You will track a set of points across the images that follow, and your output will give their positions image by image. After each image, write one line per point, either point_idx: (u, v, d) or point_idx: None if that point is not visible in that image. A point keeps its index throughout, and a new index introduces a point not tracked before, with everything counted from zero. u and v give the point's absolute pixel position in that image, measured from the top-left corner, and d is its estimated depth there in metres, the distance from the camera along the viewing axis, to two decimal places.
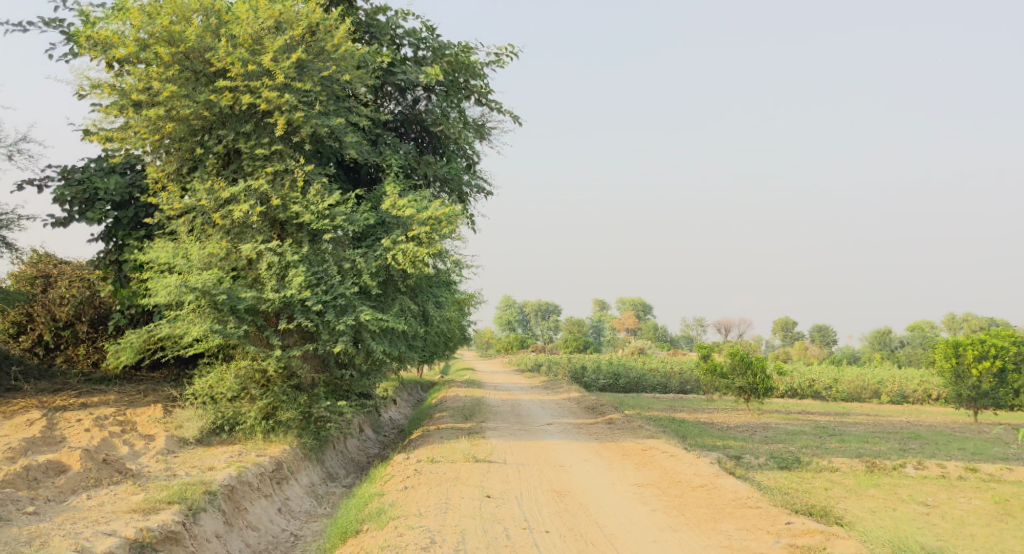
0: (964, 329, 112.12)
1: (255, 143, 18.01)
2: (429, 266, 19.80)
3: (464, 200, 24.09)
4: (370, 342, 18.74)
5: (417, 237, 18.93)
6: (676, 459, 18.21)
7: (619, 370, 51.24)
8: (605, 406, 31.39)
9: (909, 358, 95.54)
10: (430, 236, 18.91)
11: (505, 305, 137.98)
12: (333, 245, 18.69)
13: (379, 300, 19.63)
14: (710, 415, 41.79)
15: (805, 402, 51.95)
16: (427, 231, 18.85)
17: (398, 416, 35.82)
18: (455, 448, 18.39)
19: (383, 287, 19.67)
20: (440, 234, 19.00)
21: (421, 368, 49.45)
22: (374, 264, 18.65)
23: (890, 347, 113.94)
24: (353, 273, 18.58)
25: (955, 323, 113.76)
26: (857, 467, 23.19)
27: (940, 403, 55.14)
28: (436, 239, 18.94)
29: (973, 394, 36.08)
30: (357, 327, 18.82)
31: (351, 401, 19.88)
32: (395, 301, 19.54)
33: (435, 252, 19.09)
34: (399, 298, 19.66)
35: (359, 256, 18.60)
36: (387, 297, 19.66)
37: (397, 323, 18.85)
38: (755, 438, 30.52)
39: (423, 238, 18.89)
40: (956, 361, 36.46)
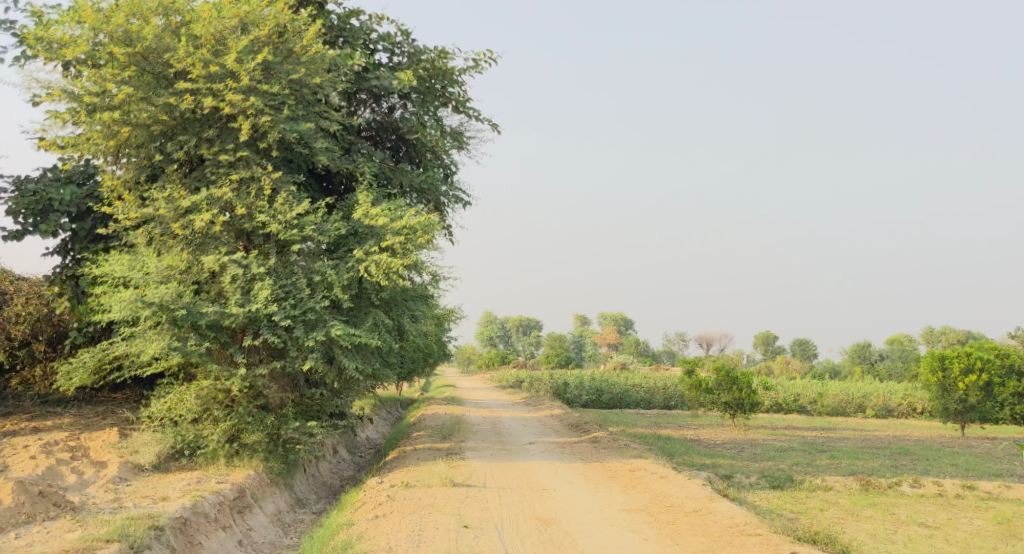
0: (943, 342, 112.12)
1: (218, 148, 16.92)
2: (404, 278, 18.84)
3: (442, 211, 23.13)
4: (341, 358, 17.75)
5: (391, 248, 18.04)
6: (666, 481, 17.23)
7: (601, 386, 50.30)
8: (589, 424, 30.40)
9: (891, 371, 95.20)
10: (405, 246, 18.04)
11: (485, 321, 136.81)
12: (302, 257, 17.72)
13: (352, 314, 18.65)
14: (695, 432, 40.88)
15: (791, 417, 51.16)
16: (401, 241, 17.96)
17: (375, 435, 34.70)
18: (432, 472, 17.35)
19: (356, 300, 18.68)
20: (415, 244, 18.11)
21: (399, 386, 48.28)
22: (345, 276, 17.71)
23: (871, 360, 113.71)
24: (324, 286, 17.60)
25: (934, 336, 113.56)
26: (851, 485, 22.30)
27: (925, 417, 54.51)
28: (412, 250, 18.04)
29: (959, 408, 35.10)
30: (328, 342, 17.84)
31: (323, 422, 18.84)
32: (368, 315, 18.55)
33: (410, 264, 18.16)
34: (373, 312, 18.66)
35: (329, 268, 17.64)
36: (360, 311, 18.68)
37: (370, 338, 17.89)
38: (743, 455, 29.64)
39: (398, 249, 18.01)
40: (942, 375, 35.58)
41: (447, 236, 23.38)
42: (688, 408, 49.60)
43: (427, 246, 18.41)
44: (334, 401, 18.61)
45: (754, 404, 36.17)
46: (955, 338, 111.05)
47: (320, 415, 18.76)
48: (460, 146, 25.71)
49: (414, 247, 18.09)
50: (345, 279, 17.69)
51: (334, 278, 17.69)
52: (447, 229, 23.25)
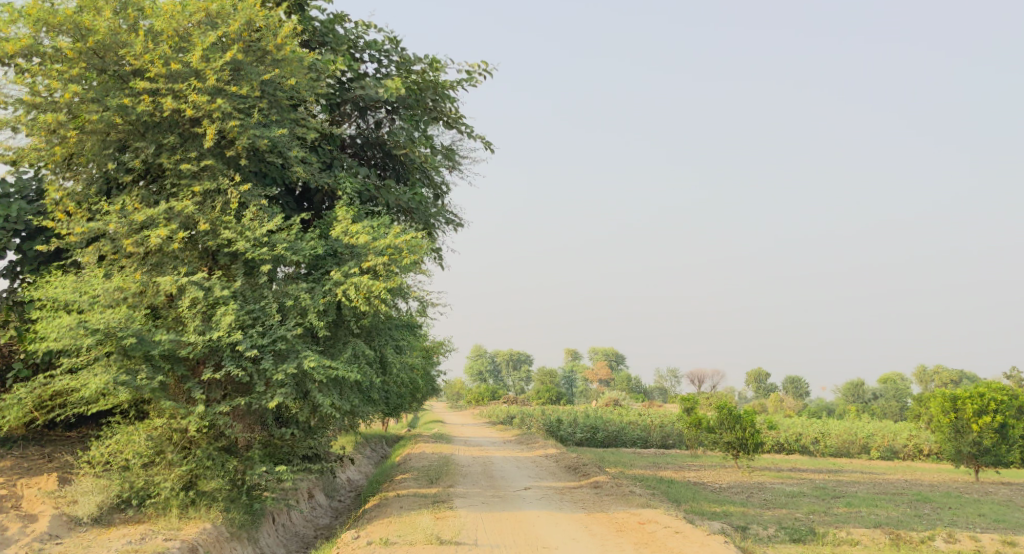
0: (936, 382, 110.19)
1: (180, 156, 14.87)
2: (387, 305, 16.97)
3: (431, 234, 21.29)
4: (315, 394, 15.86)
5: (374, 270, 16.29)
6: (682, 538, 15.13)
7: (596, 424, 48.08)
8: (588, 466, 28.28)
9: (887, 410, 93.15)
10: (388, 269, 16.26)
11: (475, 355, 134.28)
12: (272, 278, 15.80)
13: (327, 344, 16.78)
14: (697, 474, 38.73)
15: (793, 458, 49.02)
16: (384, 263, 16.19)
17: (357, 476, 32.48)
18: (418, 526, 15.21)
19: (333, 329, 16.85)
20: (401, 266, 16.34)
21: (386, 420, 46.02)
22: (322, 301, 15.87)
23: (866, 398, 111.67)
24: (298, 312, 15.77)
25: (926, 374, 111.52)
26: (879, 539, 20.31)
27: (931, 459, 52.35)
28: (397, 272, 16.29)
29: (974, 451, 33.00)
30: (300, 375, 15.96)
31: (294, 465, 16.83)
32: (346, 345, 16.69)
33: (394, 289, 16.37)
34: (352, 342, 16.79)
35: (302, 291, 15.85)
36: (336, 340, 16.81)
37: (348, 371, 16.03)
38: (753, 503, 27.56)
39: (381, 272, 16.25)
40: (954, 417, 33.42)
41: (436, 262, 21.52)
42: (688, 448, 47.43)
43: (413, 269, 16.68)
44: (307, 441, 16.65)
45: (758, 445, 33.97)
46: (952, 377, 109.18)
47: (290, 457, 16.76)
48: (452, 165, 23.84)
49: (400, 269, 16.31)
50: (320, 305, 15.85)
51: (309, 304, 15.85)
52: (437, 253, 21.39)
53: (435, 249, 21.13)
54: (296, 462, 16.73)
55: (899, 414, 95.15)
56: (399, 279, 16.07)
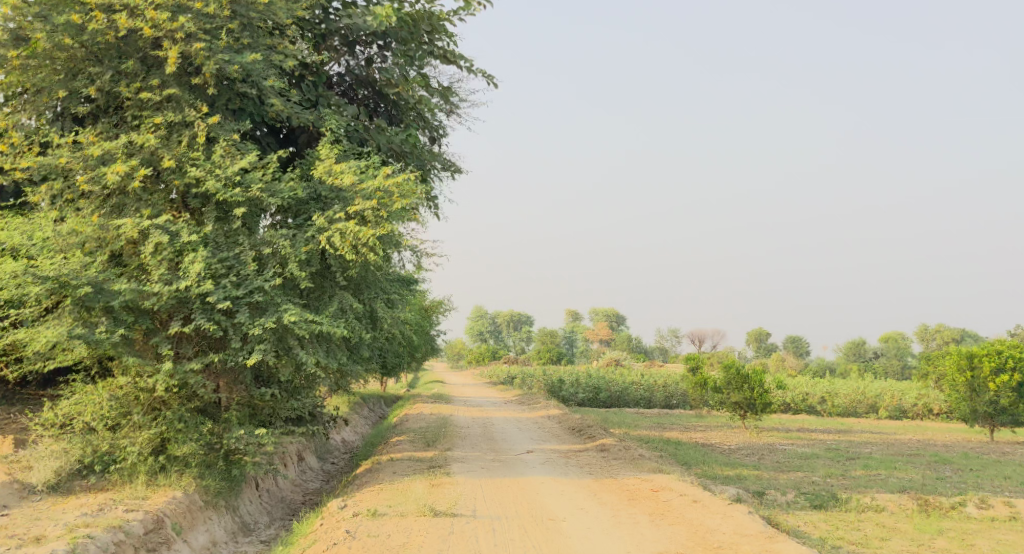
0: (938, 340, 108.95)
1: (140, 84, 13.27)
2: (378, 254, 15.47)
3: (428, 180, 19.60)
4: (298, 351, 14.46)
5: (362, 216, 14.78)
6: (701, 507, 13.74)
7: (599, 383, 46.78)
8: (592, 427, 26.95)
9: (891, 369, 92.03)
10: (378, 214, 14.75)
11: (476, 315, 133.15)
12: (248, 223, 14.30)
13: (311, 297, 15.34)
14: (704, 435, 37.46)
15: (801, 419, 47.79)
16: (373, 209, 14.68)
17: (352, 438, 31.18)
18: (410, 496, 13.81)
19: (317, 280, 15.39)
20: (392, 212, 14.83)
21: (384, 380, 44.81)
22: (304, 249, 14.41)
23: (867, 358, 110.57)
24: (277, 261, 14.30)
25: (928, 334, 110.13)
26: (906, 505, 19.00)
27: (941, 418, 51.09)
28: (387, 219, 14.79)
29: (990, 411, 31.57)
30: (280, 330, 14.55)
31: (276, 429, 15.46)
32: (333, 299, 15.23)
33: (384, 237, 14.88)
34: (339, 295, 15.33)
35: (282, 238, 14.38)
36: (321, 293, 15.38)
37: (334, 327, 14.60)
38: (766, 466, 26.28)
39: (369, 218, 14.74)
40: (970, 375, 31.92)
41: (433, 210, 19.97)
42: (692, 408, 46.18)
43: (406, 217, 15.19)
44: (291, 402, 15.30)
45: (767, 405, 32.58)
46: (957, 336, 107.96)
47: (272, 420, 15.39)
48: (450, 106, 22.14)
49: (391, 216, 14.81)
50: (302, 254, 14.39)
51: (290, 252, 14.38)
52: (433, 201, 19.84)
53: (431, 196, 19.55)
54: (278, 424, 15.37)
55: (902, 373, 93.99)
56: (389, 226, 14.56)
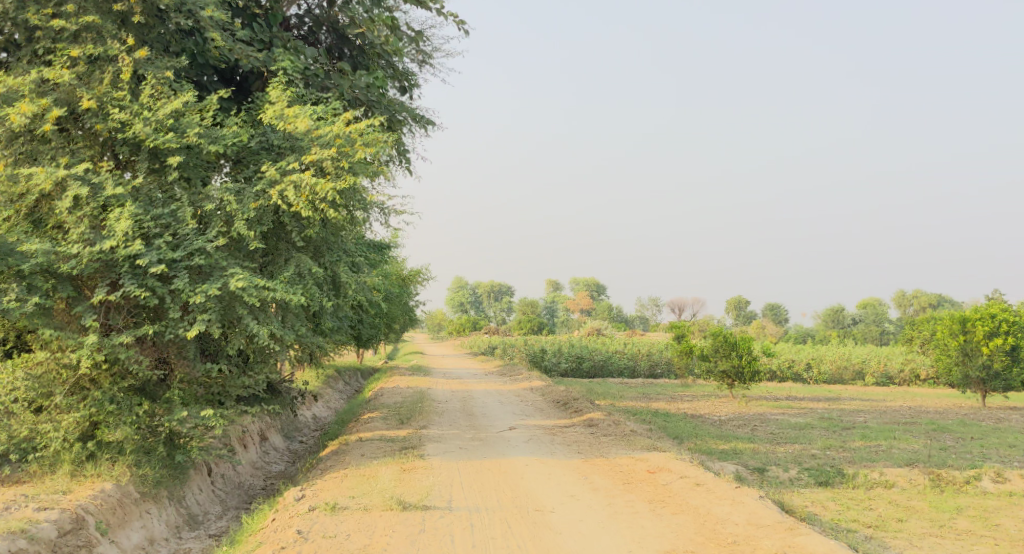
0: (915, 306, 108.22)
1: (52, 10, 11.68)
2: (340, 212, 13.70)
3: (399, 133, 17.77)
4: (247, 321, 12.79)
5: (319, 167, 13.05)
6: (705, 492, 12.20)
7: (582, 353, 45.29)
8: (578, 400, 25.39)
9: (872, 335, 91.18)
10: (337, 166, 12.98)
11: (456, 287, 131.47)
12: (187, 176, 12.65)
13: (265, 261, 13.64)
14: (691, 405, 36.06)
15: (788, 386, 46.52)
16: (331, 159, 12.93)
17: (324, 413, 29.58)
18: (378, 486, 12.18)
19: (271, 241, 13.67)
20: (354, 162, 13.07)
21: (360, 353, 43.15)
22: (252, 206, 12.68)
23: (844, 325, 109.94)
24: (221, 220, 12.60)
25: (905, 300, 109.46)
26: (917, 480, 17.54)
27: (928, 384, 49.87)
28: (349, 170, 13.05)
29: (983, 376, 30.00)
30: (227, 298, 12.91)
31: (227, 409, 13.80)
32: (289, 262, 13.53)
33: (345, 191, 13.13)
34: (295, 258, 13.62)
35: (227, 193, 12.67)
36: (276, 257, 13.66)
37: (289, 294, 12.91)
38: (760, 437, 24.85)
39: (329, 170, 13.01)
40: (963, 339, 30.22)
41: (403, 168, 18.19)
42: (677, 378, 44.81)
43: (372, 169, 13.44)
44: (242, 380, 13.61)
45: (755, 374, 31.05)
46: (936, 301, 107.22)
47: (222, 399, 13.72)
48: (422, 56, 20.29)
49: (353, 167, 13.06)
50: (251, 211, 12.66)
51: (236, 209, 12.67)
52: (404, 157, 18.06)
53: (401, 150, 17.75)
54: (228, 404, 13.71)
55: (883, 338, 93.17)
56: (350, 178, 12.82)
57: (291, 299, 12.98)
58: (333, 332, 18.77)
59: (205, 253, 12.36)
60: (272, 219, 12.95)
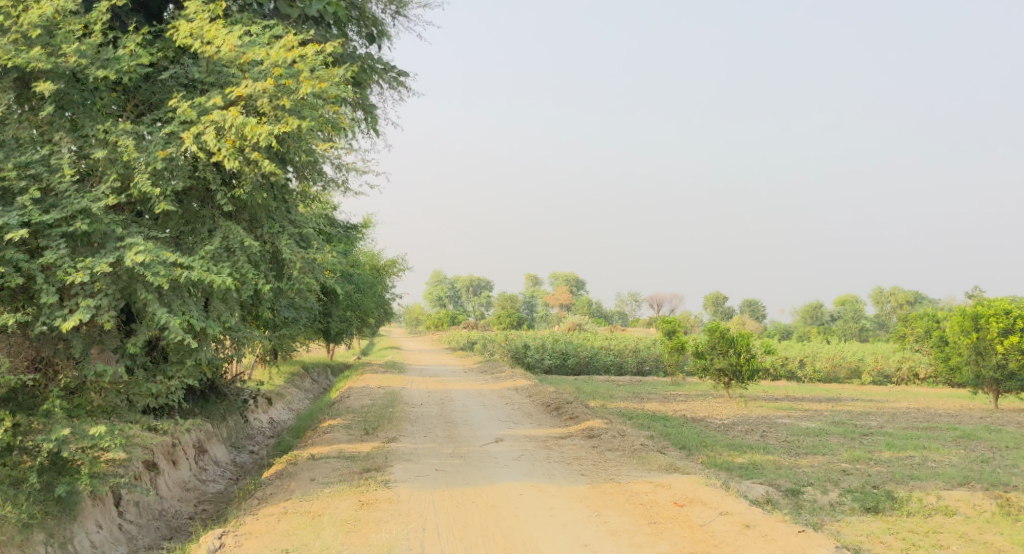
0: (892, 303, 105.19)
1: None
2: (279, 167, 11.01)
3: (362, 88, 14.86)
4: (151, 305, 10.37)
5: (254, 108, 10.52)
6: (761, 541, 9.31)
7: (567, 348, 42.17)
8: (570, 404, 22.40)
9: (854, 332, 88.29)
10: (275, 105, 10.41)
11: (432, 280, 128.17)
12: (75, 119, 10.57)
13: (183, 230, 11.19)
14: (688, 406, 33.06)
15: (784, 383, 43.39)
16: (268, 96, 10.40)
17: (286, 416, 26.56)
18: (321, 535, 9.26)
19: (190, 207, 11.18)
20: (297, 101, 10.53)
21: (330, 347, 40.11)
22: (160, 154, 10.31)
23: (822, 321, 107.43)
24: (118, 173, 10.38)
25: (882, 296, 106.51)
26: (983, 507, 14.59)
27: (928, 384, 45.70)
28: (292, 112, 10.49)
29: (996, 376, 25.67)
30: (127, 280, 10.50)
31: (130, 421, 11.38)
32: (214, 234, 11.01)
33: (283, 136, 10.54)
34: (222, 228, 11.10)
35: (124, 138, 10.38)
36: (196, 228, 11.20)
37: (210, 274, 10.39)
38: (777, 446, 21.89)
39: (266, 112, 10.47)
40: (975, 337, 25.93)
41: (367, 129, 15.24)
42: (668, 375, 41.81)
43: (322, 114, 10.88)
44: (147, 386, 11.17)
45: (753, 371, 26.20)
46: (914, 299, 104.19)
47: (125, 410, 11.34)
48: (395, 9, 17.16)
49: (294, 108, 10.49)
50: (157, 160, 10.29)
51: (136, 158, 10.37)
52: (366, 118, 15.07)
53: (361, 107, 14.77)
54: (130, 414, 11.28)
55: (864, 335, 90.35)
56: (292, 120, 10.23)
57: (211, 280, 10.45)
58: (278, 321, 15.89)
59: (91, 215, 10.27)
60: (189, 177, 10.58)
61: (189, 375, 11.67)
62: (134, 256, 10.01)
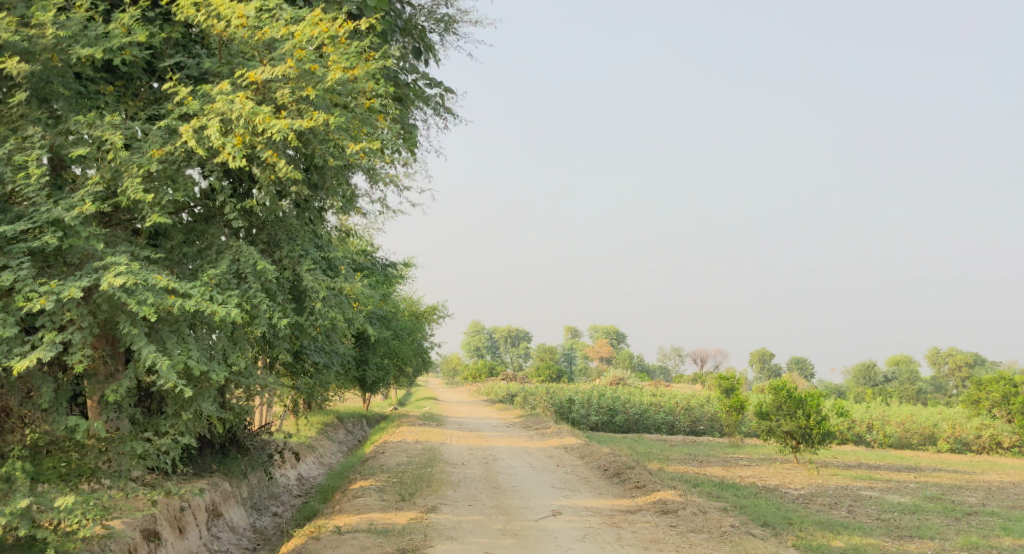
0: (950, 363, 97.71)
1: None
2: (299, 178, 9.30)
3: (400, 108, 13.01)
4: (138, 342, 8.50)
5: (271, 98, 8.70)
6: None
7: (614, 404, 39.26)
8: (632, 468, 19.84)
9: (910, 396, 83.36)
10: (296, 97, 8.60)
11: (473, 331, 125.72)
12: (58, 108, 8.65)
13: (186, 249, 9.39)
14: (752, 472, 30.04)
15: (853, 446, 39.76)
16: (289, 86, 8.61)
17: (315, 472, 24.36)
18: None
19: (190, 229, 9.51)
20: (323, 92, 8.75)
21: (366, 398, 37.85)
22: (153, 154, 8.42)
23: (875, 382, 102.50)
24: (103, 176, 8.46)
25: (939, 357, 98.70)
26: None
27: (1015, 455, 37.55)
28: (317, 105, 8.73)
29: None
30: (110, 309, 8.56)
31: (112, 484, 9.40)
32: (223, 257, 9.30)
33: (302, 137, 8.83)
34: (229, 253, 9.37)
35: (113, 133, 8.43)
36: (206, 249, 9.45)
37: (213, 306, 8.65)
38: (870, 525, 18.97)
39: (286, 105, 8.64)
40: None
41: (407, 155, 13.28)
42: (726, 435, 38.66)
43: (353, 112, 9.13)
44: (133, 445, 9.21)
45: (828, 435, 21.50)
46: (974, 360, 97.37)
47: (105, 475, 9.35)
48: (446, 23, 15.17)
49: (320, 101, 8.73)
50: (150, 162, 8.40)
51: (125, 159, 8.42)
52: (406, 139, 13.10)
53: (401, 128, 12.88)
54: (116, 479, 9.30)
55: (922, 399, 85.33)
56: (317, 113, 8.44)
57: (213, 311, 8.61)
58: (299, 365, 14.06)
59: (66, 228, 8.29)
60: (193, 187, 8.75)
61: (186, 428, 9.73)
62: (113, 281, 8.07)
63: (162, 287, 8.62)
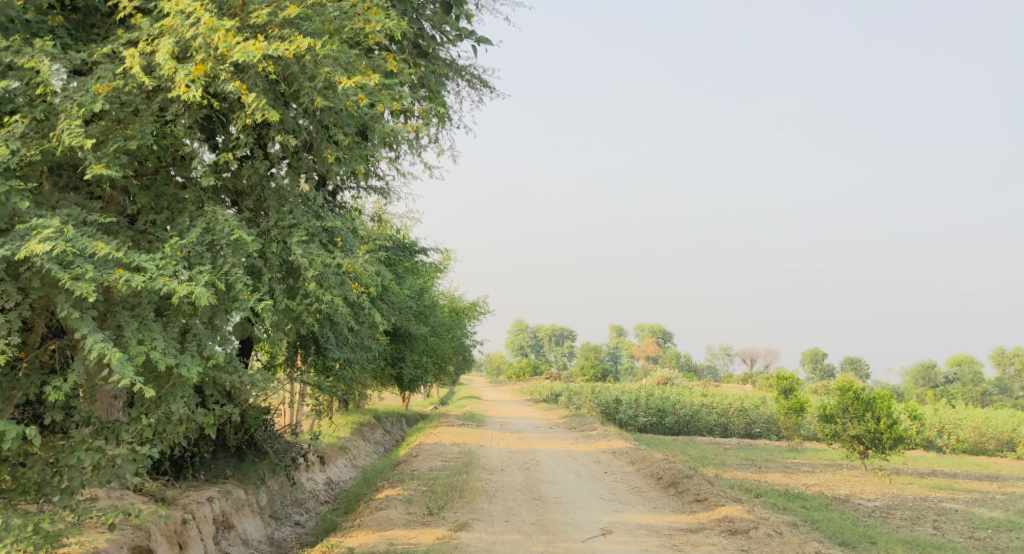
0: (1016, 365, 93.28)
1: None
2: (280, 128, 7.79)
3: (427, 68, 11.22)
4: (80, 327, 6.72)
5: (248, 21, 7.15)
6: None
7: (665, 405, 36.98)
8: (691, 477, 17.75)
9: (974, 399, 79.44)
10: (277, 19, 7.13)
11: (516, 329, 123.64)
12: None
13: (154, 219, 7.84)
14: (818, 480, 27.64)
15: (922, 451, 36.93)
16: (271, 6, 7.11)
17: (345, 475, 22.61)
18: None
19: (155, 194, 7.91)
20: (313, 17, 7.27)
21: (403, 396, 35.99)
22: (97, 90, 6.86)
23: (935, 383, 98.36)
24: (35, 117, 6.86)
25: (1004, 358, 94.28)
26: None
27: None
28: (306, 30, 7.22)
29: None
30: (47, 286, 6.82)
31: (59, 505, 7.58)
32: (192, 226, 7.64)
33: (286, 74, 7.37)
34: (200, 222, 7.69)
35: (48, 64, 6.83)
36: (175, 216, 7.83)
37: (178, 284, 6.92)
38: (965, 546, 16.61)
39: (267, 31, 7.16)
40: None
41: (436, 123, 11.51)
42: (785, 438, 36.16)
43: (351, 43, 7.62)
44: (84, 458, 7.34)
45: (901, 441, 18.71)
46: None
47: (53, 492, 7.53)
48: None
49: (312, 27, 7.26)
50: (94, 100, 6.84)
51: (68, 95, 6.92)
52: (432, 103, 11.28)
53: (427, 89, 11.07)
54: (66, 499, 7.48)
55: (986, 401, 81.28)
56: (301, 37, 6.87)
57: (176, 289, 6.84)
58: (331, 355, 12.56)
59: None
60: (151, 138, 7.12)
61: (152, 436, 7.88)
62: (37, 248, 6.31)
63: (112, 260, 6.86)
